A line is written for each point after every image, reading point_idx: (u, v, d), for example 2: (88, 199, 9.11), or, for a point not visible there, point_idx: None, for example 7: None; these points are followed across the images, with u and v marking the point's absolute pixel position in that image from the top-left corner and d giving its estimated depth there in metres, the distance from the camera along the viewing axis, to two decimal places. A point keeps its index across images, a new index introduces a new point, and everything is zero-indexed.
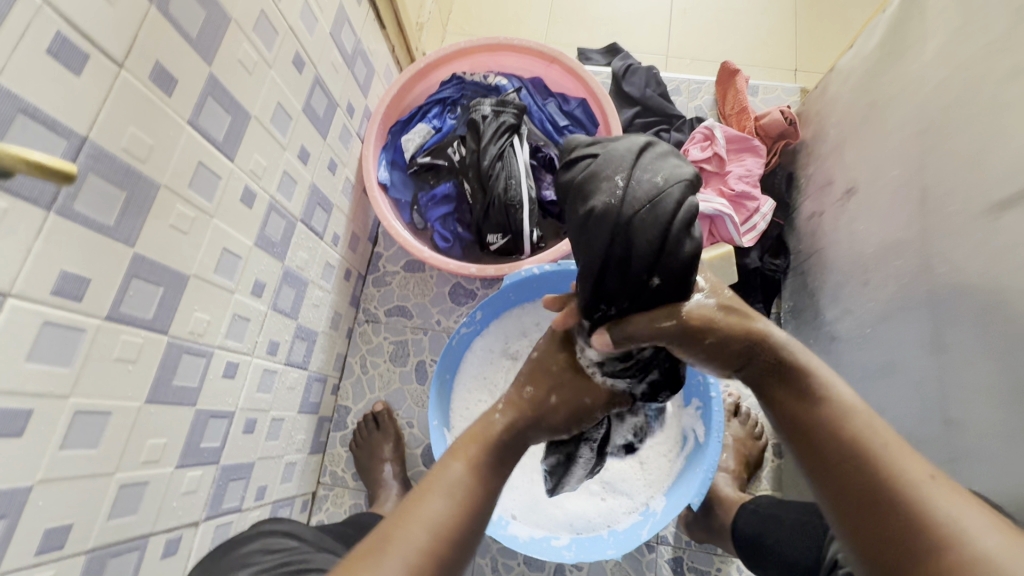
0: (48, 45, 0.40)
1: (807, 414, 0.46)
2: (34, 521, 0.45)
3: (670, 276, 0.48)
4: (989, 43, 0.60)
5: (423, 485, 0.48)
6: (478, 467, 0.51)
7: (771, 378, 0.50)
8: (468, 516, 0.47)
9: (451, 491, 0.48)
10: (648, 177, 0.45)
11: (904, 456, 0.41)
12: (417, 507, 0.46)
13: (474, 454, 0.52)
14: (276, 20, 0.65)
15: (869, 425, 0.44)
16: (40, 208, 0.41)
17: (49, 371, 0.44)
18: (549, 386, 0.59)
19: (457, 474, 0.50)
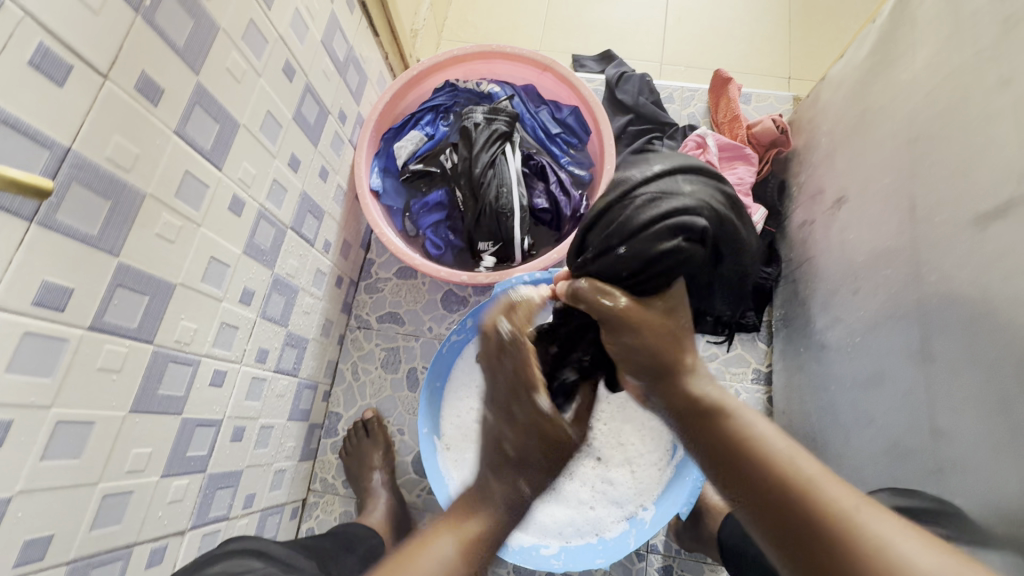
0: (30, 56, 0.40)
1: (734, 460, 0.44)
2: (15, 532, 0.45)
3: (632, 260, 0.52)
4: (976, 54, 0.60)
5: (410, 555, 0.46)
6: (469, 549, 0.48)
7: (699, 420, 0.48)
8: None
9: (435, 570, 0.45)
10: (676, 181, 0.52)
11: (831, 485, 0.39)
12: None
13: (467, 535, 0.49)
14: (266, 28, 0.65)
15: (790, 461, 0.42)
16: (21, 219, 0.41)
17: (30, 382, 0.44)
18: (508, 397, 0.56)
19: (446, 554, 0.47)
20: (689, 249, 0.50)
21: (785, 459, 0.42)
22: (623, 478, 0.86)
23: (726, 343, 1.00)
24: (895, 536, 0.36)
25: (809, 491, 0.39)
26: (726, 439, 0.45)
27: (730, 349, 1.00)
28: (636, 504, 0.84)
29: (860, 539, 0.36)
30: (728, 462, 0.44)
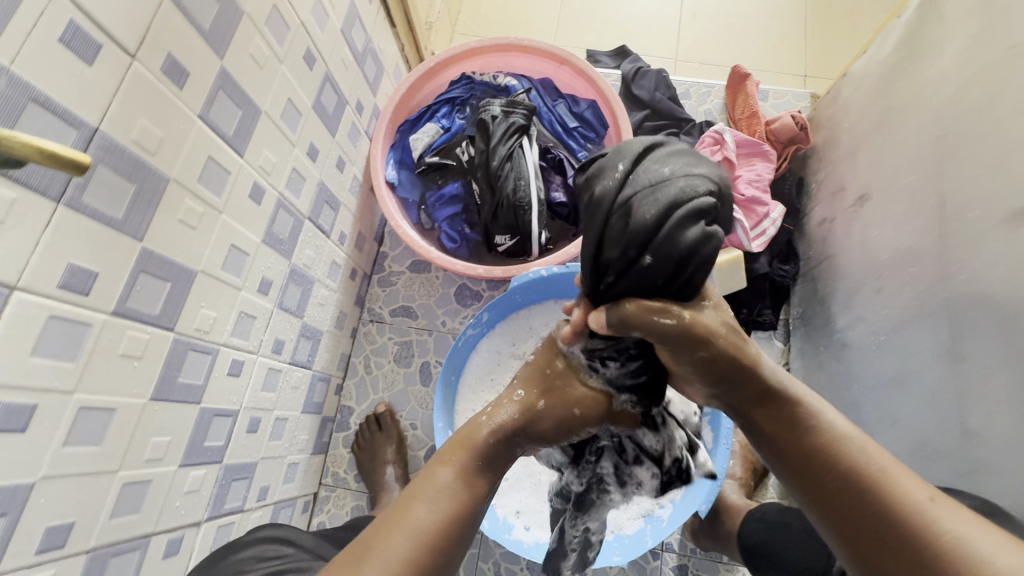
0: (60, 34, 0.39)
1: (797, 439, 0.44)
2: (36, 519, 0.44)
3: (664, 260, 0.44)
4: (1010, 48, 0.60)
5: (410, 492, 0.48)
6: (467, 473, 0.50)
7: (754, 404, 0.48)
8: (454, 526, 0.47)
9: (434, 498, 0.47)
10: (656, 167, 0.45)
11: (901, 478, 0.40)
12: (399, 513, 0.46)
13: (465, 461, 0.51)
14: (288, 15, 0.64)
15: (864, 448, 0.42)
16: (49, 199, 0.40)
17: (54, 366, 0.43)
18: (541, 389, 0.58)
19: (444, 481, 0.49)
20: (716, 233, 0.44)
21: (852, 446, 0.42)
22: None
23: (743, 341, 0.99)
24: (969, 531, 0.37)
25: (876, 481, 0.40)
26: (788, 421, 0.45)
27: None
28: None
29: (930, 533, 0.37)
30: (792, 450, 0.45)
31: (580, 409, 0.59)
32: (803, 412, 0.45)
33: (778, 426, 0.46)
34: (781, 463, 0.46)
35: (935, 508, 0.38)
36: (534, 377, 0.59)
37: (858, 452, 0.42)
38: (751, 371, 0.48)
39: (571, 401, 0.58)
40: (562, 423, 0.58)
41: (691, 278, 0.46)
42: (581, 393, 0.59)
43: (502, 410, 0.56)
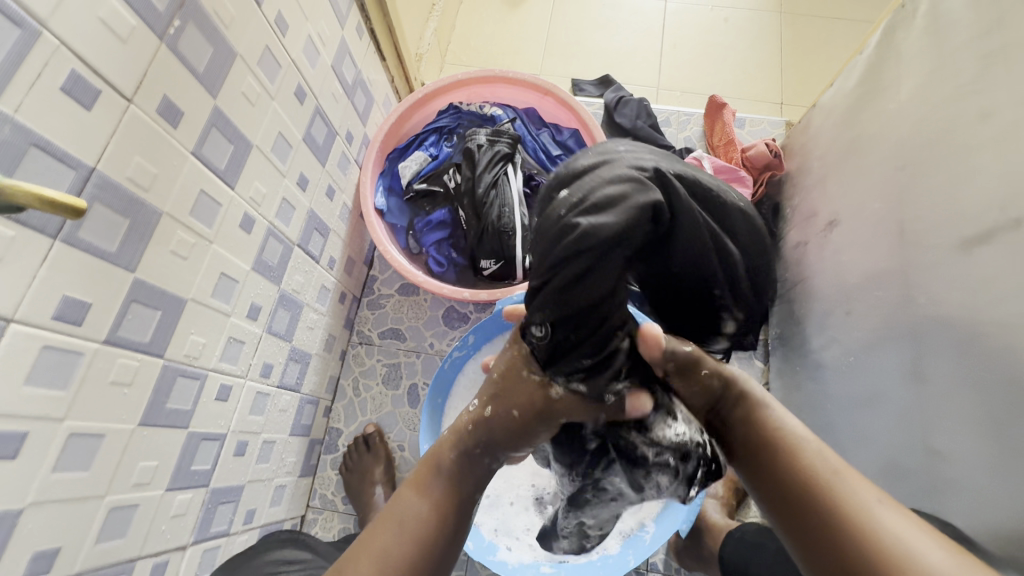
0: (62, 83, 0.42)
1: (763, 441, 0.49)
2: (23, 544, 0.45)
3: (572, 202, 0.45)
4: (958, 87, 0.64)
5: (381, 517, 0.50)
6: (436, 496, 0.51)
7: (734, 413, 0.53)
8: (423, 550, 0.48)
9: (402, 524, 0.49)
10: (612, 149, 0.50)
11: (853, 482, 0.43)
12: (368, 541, 0.48)
13: (434, 486, 0.52)
14: (280, 54, 0.67)
15: (819, 453, 0.46)
16: (46, 235, 0.43)
17: (46, 395, 0.45)
18: (488, 395, 0.57)
19: (413, 506, 0.50)
20: (634, 198, 0.44)
21: (808, 451, 0.46)
22: None
23: None
24: (912, 534, 0.39)
25: (832, 487, 0.43)
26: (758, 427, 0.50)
27: None
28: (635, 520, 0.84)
29: (876, 539, 0.39)
30: (757, 452, 0.49)
31: (519, 412, 0.56)
32: (767, 419, 0.50)
33: (750, 433, 0.50)
34: (748, 466, 0.50)
35: (881, 510, 0.41)
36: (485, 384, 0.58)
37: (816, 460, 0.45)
38: (732, 390, 0.55)
39: (512, 402, 0.56)
40: (512, 431, 0.56)
41: (581, 224, 0.43)
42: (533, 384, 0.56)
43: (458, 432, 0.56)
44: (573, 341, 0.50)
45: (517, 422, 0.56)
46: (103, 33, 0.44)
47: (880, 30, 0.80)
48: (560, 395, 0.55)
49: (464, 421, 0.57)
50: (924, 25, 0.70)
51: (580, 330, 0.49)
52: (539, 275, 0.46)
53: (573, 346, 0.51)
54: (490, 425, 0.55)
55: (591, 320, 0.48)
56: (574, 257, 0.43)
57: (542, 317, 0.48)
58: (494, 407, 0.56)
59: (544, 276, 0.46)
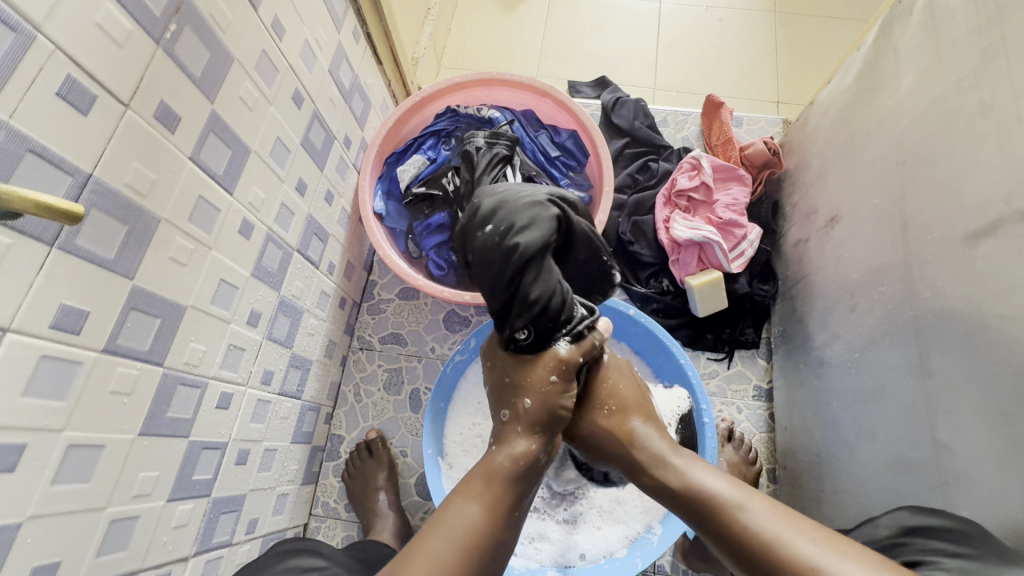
0: (58, 88, 0.41)
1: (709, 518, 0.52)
2: (23, 559, 0.45)
3: (492, 234, 0.59)
4: (957, 81, 0.64)
5: (433, 521, 0.50)
6: (492, 509, 0.51)
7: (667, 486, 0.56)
8: (470, 563, 0.47)
9: (453, 531, 0.48)
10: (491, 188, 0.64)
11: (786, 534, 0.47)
12: (418, 544, 0.47)
13: (486, 492, 0.52)
14: (277, 58, 0.67)
15: (748, 514, 0.49)
16: (43, 243, 0.42)
17: (44, 406, 0.44)
18: (513, 394, 0.61)
19: (468, 514, 0.50)
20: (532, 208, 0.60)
21: (740, 516, 0.50)
22: (631, 496, 0.86)
23: (727, 360, 1.01)
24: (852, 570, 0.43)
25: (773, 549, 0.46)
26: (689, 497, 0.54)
27: (730, 366, 1.01)
28: (643, 523, 0.84)
29: None
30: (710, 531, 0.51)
31: (556, 375, 0.61)
32: (698, 492, 0.54)
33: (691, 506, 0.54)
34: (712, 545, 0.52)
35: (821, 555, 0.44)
36: (501, 395, 0.62)
37: (749, 516, 0.49)
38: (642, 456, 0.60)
39: (542, 375, 0.61)
40: (550, 408, 0.60)
41: (519, 241, 0.57)
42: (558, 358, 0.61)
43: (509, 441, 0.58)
44: (550, 329, 0.61)
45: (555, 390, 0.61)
46: (99, 37, 0.43)
47: (876, 26, 0.80)
48: (568, 350, 0.62)
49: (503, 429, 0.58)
50: (921, 21, 0.70)
51: (553, 317, 0.61)
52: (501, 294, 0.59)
53: (552, 322, 0.61)
54: (537, 408, 0.59)
55: (556, 305, 0.61)
56: (520, 265, 0.57)
57: (523, 322, 0.60)
58: (530, 395, 0.60)
59: (509, 285, 0.59)
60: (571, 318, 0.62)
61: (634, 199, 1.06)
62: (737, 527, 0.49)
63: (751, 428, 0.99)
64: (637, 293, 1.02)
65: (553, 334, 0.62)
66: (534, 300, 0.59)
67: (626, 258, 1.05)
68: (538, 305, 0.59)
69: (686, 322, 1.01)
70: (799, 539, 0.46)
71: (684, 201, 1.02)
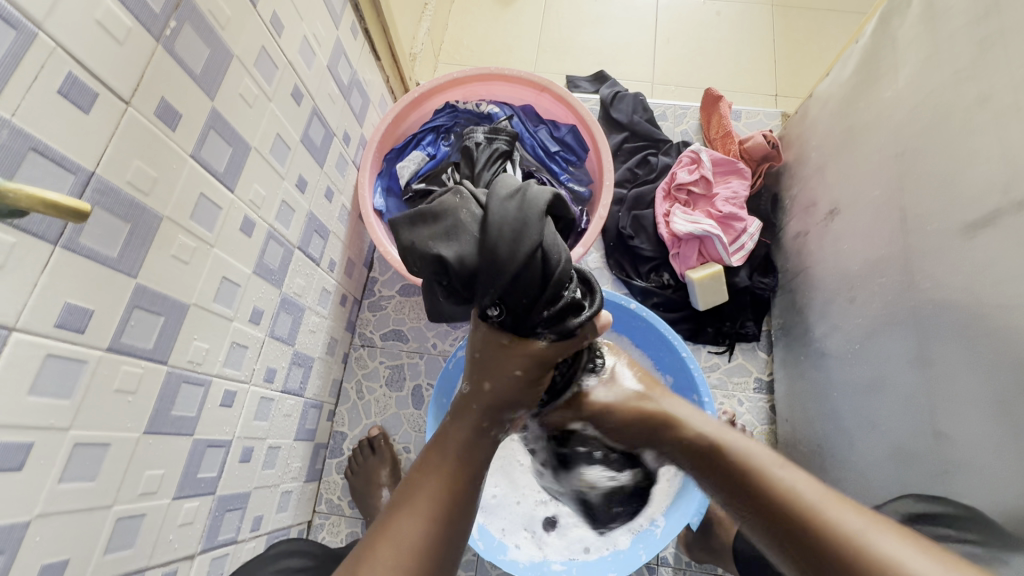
0: (59, 85, 0.41)
1: (750, 484, 0.51)
2: (32, 558, 0.45)
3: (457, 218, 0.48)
4: (955, 73, 0.64)
5: (397, 504, 0.51)
6: (452, 482, 0.52)
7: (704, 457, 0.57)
8: (437, 534, 0.50)
9: (416, 509, 0.50)
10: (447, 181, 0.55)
11: (833, 508, 0.46)
12: (386, 525, 0.49)
13: (445, 467, 0.53)
14: (276, 55, 0.67)
15: (792, 485, 0.49)
16: (46, 242, 0.42)
17: (51, 404, 0.44)
18: (480, 374, 0.56)
19: (430, 491, 0.51)
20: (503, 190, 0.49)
21: (783, 484, 0.49)
22: None
23: (728, 353, 1.02)
24: (900, 551, 0.42)
25: (815, 518, 0.46)
26: (737, 469, 0.53)
27: (731, 359, 1.01)
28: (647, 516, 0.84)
29: (873, 555, 0.42)
30: (743, 494, 0.52)
31: (522, 370, 0.55)
32: (738, 461, 0.53)
33: (741, 483, 0.52)
34: (744, 513, 0.52)
35: (865, 531, 0.44)
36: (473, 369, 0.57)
37: (796, 488, 0.48)
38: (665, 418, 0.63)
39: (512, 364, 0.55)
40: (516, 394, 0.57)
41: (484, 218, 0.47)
42: (539, 357, 0.54)
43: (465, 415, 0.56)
44: (527, 309, 0.50)
45: (519, 381, 0.56)
46: (100, 34, 0.43)
47: (875, 19, 0.80)
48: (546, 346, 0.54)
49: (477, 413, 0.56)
50: (919, 12, 0.70)
51: (533, 300, 0.49)
52: (460, 269, 0.46)
53: (533, 306, 0.50)
54: (493, 394, 0.56)
55: (533, 272, 0.47)
56: (489, 246, 0.46)
57: (496, 302, 0.49)
58: (492, 379, 0.56)
59: (475, 264, 0.46)
60: (559, 295, 0.50)
61: (634, 192, 1.06)
62: (775, 493, 0.49)
63: (753, 420, 0.99)
64: (637, 288, 1.03)
65: (533, 313, 0.50)
66: (504, 268, 0.46)
67: (626, 252, 1.05)
68: (509, 275, 0.46)
69: (687, 316, 1.01)
70: (839, 510, 0.46)
71: (684, 195, 1.02)
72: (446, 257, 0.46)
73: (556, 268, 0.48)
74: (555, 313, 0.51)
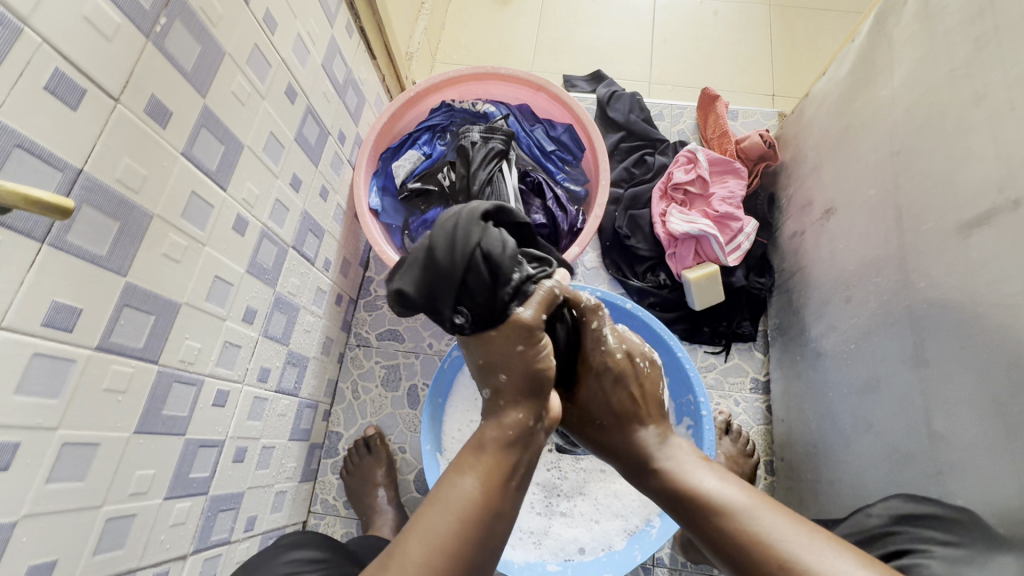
0: (45, 82, 0.41)
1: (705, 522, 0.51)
2: (19, 558, 0.44)
3: (411, 256, 0.56)
4: (951, 70, 0.64)
5: (429, 499, 0.50)
6: (486, 483, 0.51)
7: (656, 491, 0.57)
8: (470, 536, 0.48)
9: (450, 505, 0.49)
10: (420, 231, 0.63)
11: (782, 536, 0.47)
12: (416, 520, 0.49)
13: (479, 465, 0.52)
14: (269, 53, 0.66)
15: (736, 519, 0.49)
16: (33, 240, 0.41)
17: (38, 404, 0.44)
18: (496, 364, 0.56)
19: (463, 489, 0.50)
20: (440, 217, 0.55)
21: (729, 519, 0.50)
22: (628, 491, 0.87)
23: (724, 353, 1.01)
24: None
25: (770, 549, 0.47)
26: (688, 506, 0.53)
27: (728, 359, 1.01)
28: (641, 517, 0.84)
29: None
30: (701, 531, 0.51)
31: (525, 344, 0.55)
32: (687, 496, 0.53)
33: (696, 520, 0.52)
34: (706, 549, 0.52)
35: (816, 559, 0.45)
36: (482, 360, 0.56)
37: (739, 520, 0.49)
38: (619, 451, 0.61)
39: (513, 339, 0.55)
40: (530, 372, 0.56)
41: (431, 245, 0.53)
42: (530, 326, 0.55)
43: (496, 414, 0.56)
44: (491, 304, 0.54)
45: (522, 357, 0.56)
46: (87, 31, 0.43)
47: (871, 18, 0.80)
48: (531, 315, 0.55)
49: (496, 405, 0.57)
50: (915, 10, 0.70)
51: (488, 292, 0.53)
52: (414, 291, 0.54)
53: (492, 298, 0.54)
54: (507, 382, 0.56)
55: (481, 272, 0.53)
56: (438, 263, 0.52)
57: (459, 309, 0.54)
58: (507, 370, 0.56)
59: (432, 284, 0.53)
60: (514, 280, 0.54)
61: (630, 192, 1.06)
62: (728, 531, 0.49)
63: (750, 421, 0.99)
64: (634, 288, 1.03)
65: (498, 306, 0.54)
66: (450, 277, 0.52)
67: (623, 252, 1.05)
68: (458, 281, 0.52)
69: (684, 315, 1.01)
70: (786, 538, 0.47)
71: (681, 195, 1.02)
72: (406, 289, 0.54)
73: (501, 261, 0.53)
74: (516, 292, 0.55)
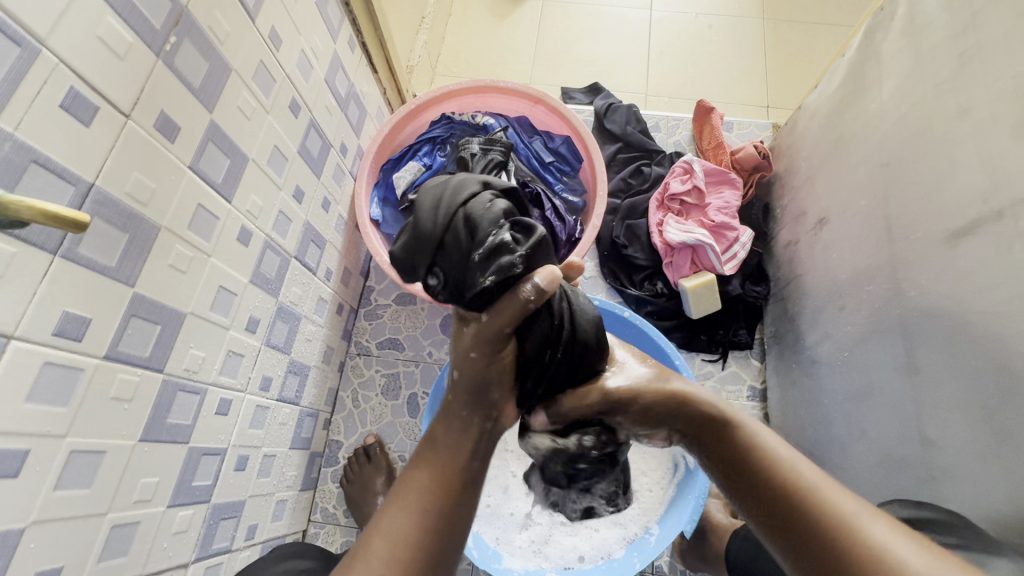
0: (61, 99, 0.42)
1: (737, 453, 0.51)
2: (26, 565, 0.45)
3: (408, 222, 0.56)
4: (937, 85, 0.66)
5: (390, 497, 0.51)
6: (443, 476, 0.52)
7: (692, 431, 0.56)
8: (430, 530, 0.49)
9: (411, 502, 0.50)
10: None
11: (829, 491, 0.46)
12: (378, 520, 0.49)
13: (436, 459, 0.53)
14: (274, 69, 0.68)
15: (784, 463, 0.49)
16: (46, 252, 0.43)
17: (47, 412, 0.45)
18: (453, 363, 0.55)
19: (421, 483, 0.51)
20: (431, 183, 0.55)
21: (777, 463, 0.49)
22: (627, 499, 0.87)
23: (721, 361, 1.02)
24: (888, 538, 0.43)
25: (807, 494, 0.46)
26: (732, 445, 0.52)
27: (725, 367, 1.02)
28: (640, 525, 0.84)
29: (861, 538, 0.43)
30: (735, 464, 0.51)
31: (479, 351, 0.53)
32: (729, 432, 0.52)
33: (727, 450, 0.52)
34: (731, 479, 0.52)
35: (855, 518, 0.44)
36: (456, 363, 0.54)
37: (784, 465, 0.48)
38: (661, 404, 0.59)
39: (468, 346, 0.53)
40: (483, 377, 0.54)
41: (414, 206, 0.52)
42: (492, 335, 0.52)
43: (457, 414, 0.55)
44: (463, 271, 0.49)
45: (483, 361, 0.54)
46: (101, 49, 0.44)
47: (860, 33, 0.82)
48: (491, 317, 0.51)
49: (460, 411, 0.55)
50: (902, 27, 0.72)
51: (459, 255, 0.49)
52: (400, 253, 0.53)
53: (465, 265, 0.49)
54: (464, 382, 0.54)
55: (453, 233, 0.49)
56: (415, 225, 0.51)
57: (436, 275, 0.51)
58: (462, 370, 0.55)
59: (412, 245, 0.52)
60: (488, 243, 0.48)
61: (627, 203, 1.07)
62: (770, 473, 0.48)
63: None
64: (631, 297, 1.04)
65: (471, 269, 0.48)
66: (428, 237, 0.50)
67: (620, 261, 1.06)
68: (431, 241, 0.50)
69: (681, 323, 1.02)
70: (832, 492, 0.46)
71: (677, 205, 1.03)
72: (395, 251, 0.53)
73: (477, 220, 0.49)
74: (487, 260, 0.48)
